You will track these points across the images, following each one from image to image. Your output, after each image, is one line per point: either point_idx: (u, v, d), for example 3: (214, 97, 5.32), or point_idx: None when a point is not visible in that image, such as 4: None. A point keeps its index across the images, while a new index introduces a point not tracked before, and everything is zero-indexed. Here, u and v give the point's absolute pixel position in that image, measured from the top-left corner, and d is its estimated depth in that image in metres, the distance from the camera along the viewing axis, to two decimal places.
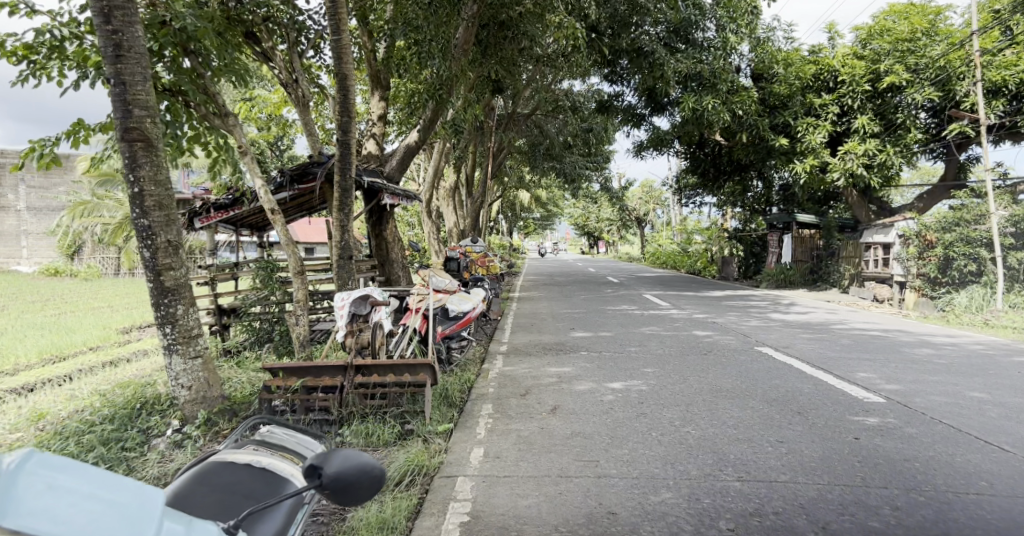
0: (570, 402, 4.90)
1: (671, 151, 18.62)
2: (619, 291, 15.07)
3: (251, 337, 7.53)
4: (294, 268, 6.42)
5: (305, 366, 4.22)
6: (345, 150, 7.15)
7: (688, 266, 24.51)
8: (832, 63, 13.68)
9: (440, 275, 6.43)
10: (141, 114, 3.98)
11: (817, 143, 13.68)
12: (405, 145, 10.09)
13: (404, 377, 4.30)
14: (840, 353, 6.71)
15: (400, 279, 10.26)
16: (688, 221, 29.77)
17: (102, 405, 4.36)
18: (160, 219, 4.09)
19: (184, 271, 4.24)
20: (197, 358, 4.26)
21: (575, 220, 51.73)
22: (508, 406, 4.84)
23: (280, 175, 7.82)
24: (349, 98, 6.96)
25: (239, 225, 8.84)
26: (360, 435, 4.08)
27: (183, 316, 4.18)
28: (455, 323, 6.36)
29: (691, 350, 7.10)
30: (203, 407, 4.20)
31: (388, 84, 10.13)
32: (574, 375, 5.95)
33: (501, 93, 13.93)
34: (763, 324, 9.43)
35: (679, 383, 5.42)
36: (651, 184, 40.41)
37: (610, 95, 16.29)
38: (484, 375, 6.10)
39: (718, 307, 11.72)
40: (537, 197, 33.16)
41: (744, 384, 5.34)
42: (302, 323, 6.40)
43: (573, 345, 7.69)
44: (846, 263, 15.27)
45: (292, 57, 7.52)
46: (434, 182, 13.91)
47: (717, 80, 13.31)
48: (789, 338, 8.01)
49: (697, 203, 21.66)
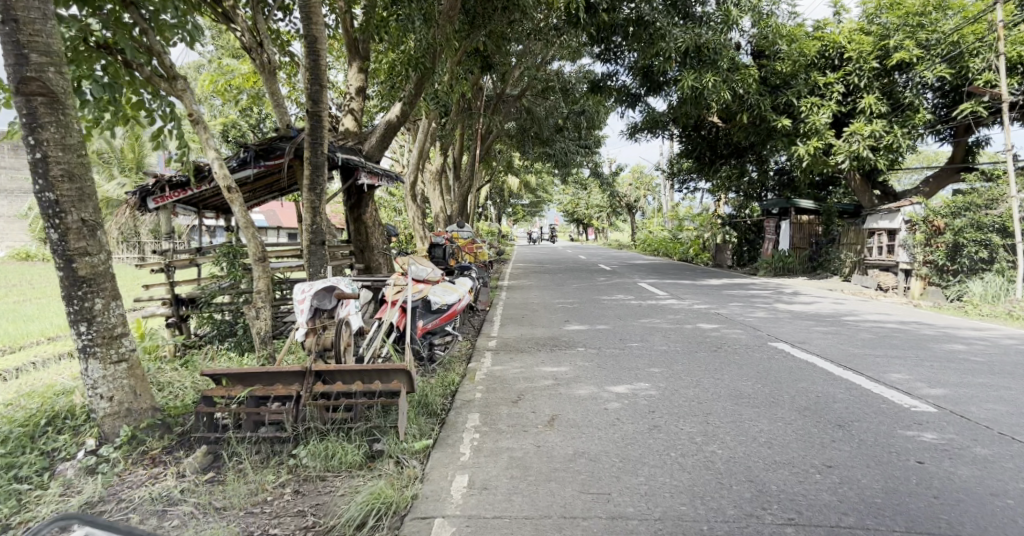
0: (571, 412, 4.23)
1: (667, 133, 17.88)
2: (612, 280, 14.40)
3: (212, 331, 6.77)
4: (254, 255, 5.64)
5: (253, 371, 3.53)
6: (315, 123, 6.35)
7: (681, 252, 23.95)
8: (838, 39, 13.02)
9: (421, 265, 5.76)
10: (41, 61, 3.19)
11: (821, 124, 12.96)
12: (386, 121, 9.25)
13: (374, 384, 3.58)
14: (863, 350, 6.06)
15: (380, 267, 9.49)
16: (678, 207, 29.12)
17: (4, 420, 3.58)
18: (70, 192, 3.29)
19: (103, 258, 3.44)
20: (122, 363, 3.47)
21: (563, 206, 50.95)
22: (497, 417, 4.15)
23: (243, 150, 7.02)
24: (320, 64, 6.14)
25: (201, 206, 8.03)
26: (318, 458, 3.33)
27: (103, 312, 3.40)
28: (437, 317, 5.65)
29: (699, 347, 6.43)
30: (126, 421, 3.43)
31: (368, 54, 9.34)
32: (573, 376, 5.26)
33: (490, 70, 13.11)
34: (770, 316, 8.80)
35: (692, 387, 4.78)
36: (642, 169, 39.55)
37: (603, 74, 15.48)
38: (470, 377, 5.39)
39: (719, 297, 11.07)
40: (525, 182, 32.36)
41: (766, 387, 4.70)
42: (263, 316, 5.66)
43: (568, 339, 6.99)
44: (846, 250, 14.79)
45: (256, 18, 6.67)
46: (419, 163, 13.04)
47: (718, 56, 12.48)
48: (800, 331, 7.38)
49: (690, 188, 21.05)
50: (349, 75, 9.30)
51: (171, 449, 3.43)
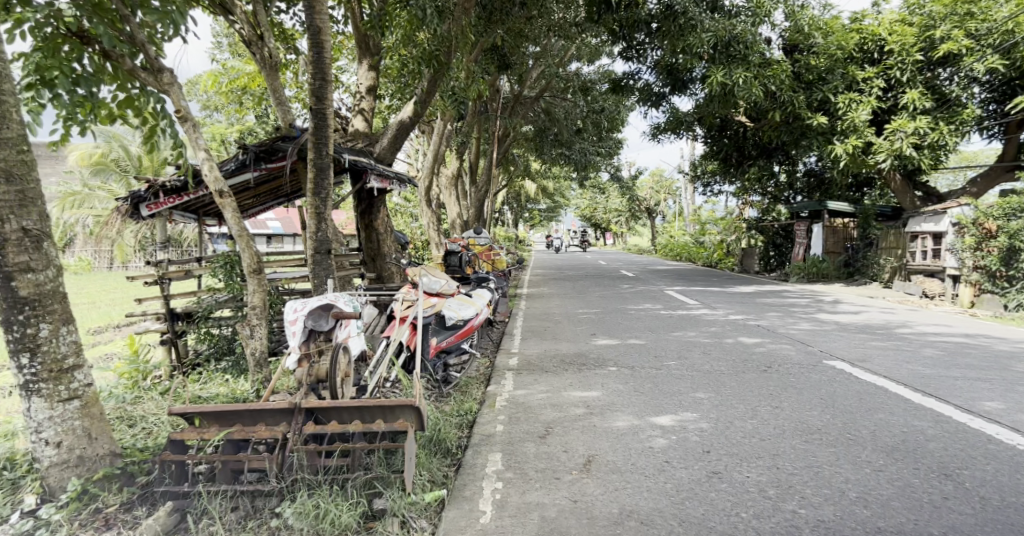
0: (610, 452, 3.60)
1: (692, 134, 17.10)
2: (637, 287, 13.68)
3: (209, 349, 6.24)
4: (248, 267, 5.06)
5: (230, 409, 2.93)
6: (319, 122, 5.72)
7: (705, 258, 23.17)
8: (878, 31, 12.28)
9: (433, 276, 5.17)
10: None
11: (860, 121, 12.15)
12: (397, 122, 8.62)
13: (375, 424, 3.00)
14: (935, 370, 5.34)
15: (392, 276, 8.90)
16: (700, 210, 28.19)
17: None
18: (9, 195, 2.64)
19: (51, 274, 2.80)
20: (73, 401, 2.85)
21: (581, 211, 50.23)
22: (524, 458, 3.54)
23: (242, 152, 6.39)
24: (325, 56, 5.54)
25: (201, 213, 7.50)
26: (305, 518, 2.70)
27: (51, 340, 2.77)
28: (452, 333, 5.09)
29: (746, 366, 5.75)
30: (77, 472, 2.84)
31: (379, 51, 8.84)
32: (607, 403, 4.63)
33: (507, 69, 12.57)
34: (814, 327, 8.07)
35: (750, 420, 4.12)
36: (661, 172, 38.74)
37: (624, 74, 14.73)
38: (489, 403, 4.77)
39: (754, 306, 10.33)
40: (543, 186, 31.73)
41: (837, 420, 4.03)
42: (259, 335, 5.10)
43: (597, 357, 6.34)
44: (887, 255, 13.94)
45: (256, 7, 6.12)
46: (434, 167, 12.45)
47: (748, 51, 11.70)
48: (855, 346, 6.64)
49: (713, 191, 20.32)
50: (359, 74, 8.87)
51: (132, 505, 2.81)
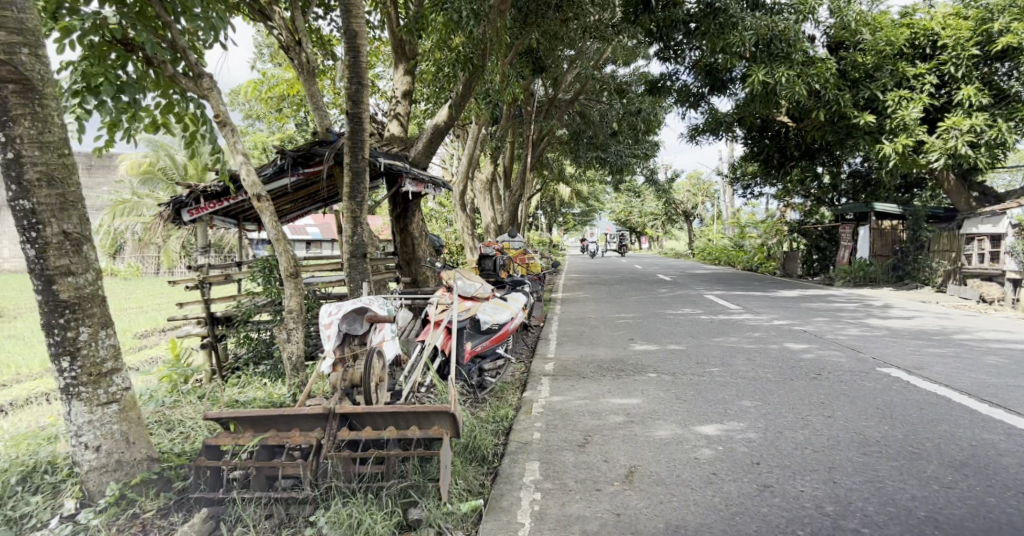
0: (652, 463, 3.45)
1: (731, 135, 16.69)
2: (675, 291, 13.38)
3: (249, 353, 6.36)
4: (285, 270, 5.08)
5: (265, 414, 2.90)
6: (355, 126, 5.72)
7: (745, 262, 22.61)
8: (930, 25, 11.77)
9: (469, 279, 5.09)
10: (12, 39, 2.57)
11: (910, 119, 11.62)
12: (432, 126, 8.62)
13: (410, 430, 2.93)
14: (1001, 379, 5.00)
15: (427, 280, 8.88)
16: (740, 213, 27.52)
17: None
18: (51, 198, 2.66)
19: (91, 278, 2.82)
20: (111, 405, 2.86)
21: (615, 215, 49.71)
22: (563, 467, 3.42)
23: (280, 156, 6.44)
24: (361, 61, 5.54)
25: (241, 218, 7.62)
26: (339, 527, 2.62)
27: (90, 342, 2.79)
28: (488, 338, 5.01)
29: (794, 373, 5.49)
30: (115, 477, 2.84)
31: (415, 56, 8.86)
32: (648, 411, 4.47)
33: (543, 73, 12.49)
34: (865, 333, 7.70)
35: (801, 430, 3.89)
36: (699, 175, 38.08)
37: (662, 75, 14.48)
38: (525, 409, 4.67)
39: (799, 311, 9.96)
40: (577, 190, 31.50)
41: (896, 431, 3.77)
42: (295, 339, 5.12)
43: (635, 363, 6.17)
44: (940, 257, 13.31)
45: (294, 14, 6.18)
46: (469, 171, 12.44)
47: (792, 49, 11.31)
48: (911, 353, 6.30)
49: (753, 193, 19.80)
50: (395, 79, 8.91)
51: (168, 510, 2.79)
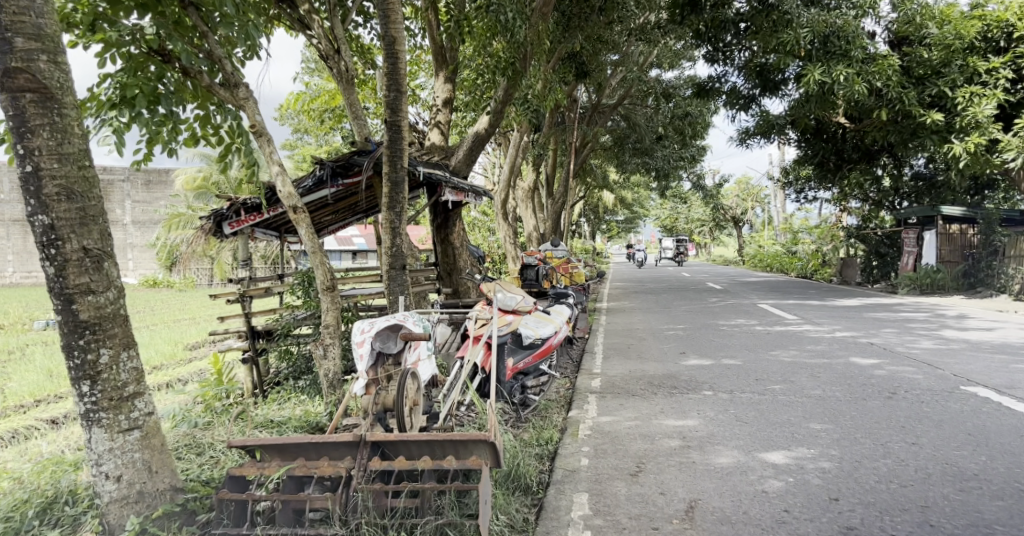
0: (714, 497, 3.07)
1: (784, 138, 15.97)
2: (726, 301, 12.77)
3: (288, 368, 6.24)
4: (322, 284, 4.94)
5: (293, 442, 2.72)
6: (394, 135, 5.54)
7: (798, 269, 21.60)
8: (1004, 16, 10.91)
9: (510, 291, 4.85)
10: (31, 47, 2.46)
11: (984, 116, 10.75)
12: (473, 133, 8.42)
13: (446, 461, 2.69)
14: None
15: (468, 291, 8.66)
16: (793, 218, 26.40)
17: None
18: (70, 213, 2.54)
19: (112, 296, 2.69)
20: (133, 431, 2.73)
21: (660, 222, 48.72)
22: (613, 502, 3.08)
23: (319, 167, 6.34)
24: (399, 68, 5.35)
25: (282, 230, 7.60)
26: None
27: (111, 364, 2.66)
28: (531, 353, 4.70)
29: (867, 391, 4.99)
30: (136, 510, 2.70)
31: (455, 63, 8.70)
32: (705, 434, 4.09)
33: (585, 78, 12.18)
34: (942, 346, 7.03)
35: (882, 459, 3.42)
36: (747, 180, 36.93)
37: (709, 78, 13.93)
38: (572, 431, 4.34)
39: (864, 322, 9.27)
40: (621, 197, 30.93)
41: (997, 463, 3.26)
42: (331, 356, 4.97)
43: (688, 379, 5.76)
44: (1017, 263, 12.26)
45: (333, 23, 6.07)
46: (510, 180, 12.20)
47: (850, 46, 10.64)
48: (1000, 369, 5.66)
49: (808, 197, 18.92)
50: (436, 87, 8.78)
51: None
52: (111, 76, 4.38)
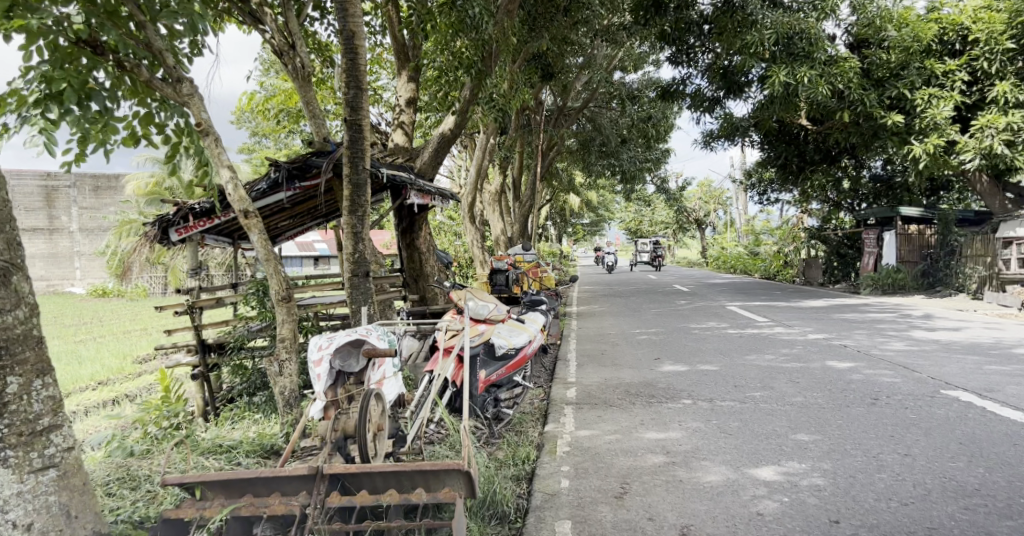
0: (708, 523, 2.84)
1: (747, 141, 16.11)
2: (694, 303, 12.73)
3: (242, 384, 5.79)
4: (277, 294, 4.57)
5: (238, 477, 2.39)
6: (355, 134, 5.19)
7: (761, 270, 21.88)
8: (959, 19, 11.23)
9: (481, 301, 4.57)
10: None
11: (942, 118, 10.97)
12: (438, 134, 8.10)
13: (414, 494, 2.39)
14: None
15: (435, 298, 8.33)
16: (755, 220, 26.78)
17: None
18: None
19: (22, 315, 2.32)
20: (48, 471, 2.34)
21: (625, 226, 49.07)
22: (600, 531, 2.82)
23: (274, 169, 5.92)
24: (359, 63, 5.01)
25: (236, 236, 7.15)
26: None
27: (20, 394, 2.27)
28: (504, 365, 4.40)
29: (848, 397, 4.87)
30: None
31: (419, 61, 8.39)
32: (690, 449, 3.87)
33: (551, 79, 12.01)
34: (913, 347, 7.03)
35: (878, 474, 3.26)
36: (710, 183, 37.48)
37: (674, 80, 13.91)
38: (549, 447, 4.08)
39: (833, 323, 9.29)
40: (586, 201, 30.94)
41: (995, 476, 3.13)
42: (288, 372, 4.60)
43: (666, 387, 5.57)
44: (972, 263, 12.54)
45: (286, 14, 5.67)
46: (476, 182, 11.92)
47: (813, 48, 10.70)
48: (974, 371, 5.64)
49: (770, 199, 19.17)
50: (399, 87, 8.46)
51: None
52: (35, 68, 3.91)
